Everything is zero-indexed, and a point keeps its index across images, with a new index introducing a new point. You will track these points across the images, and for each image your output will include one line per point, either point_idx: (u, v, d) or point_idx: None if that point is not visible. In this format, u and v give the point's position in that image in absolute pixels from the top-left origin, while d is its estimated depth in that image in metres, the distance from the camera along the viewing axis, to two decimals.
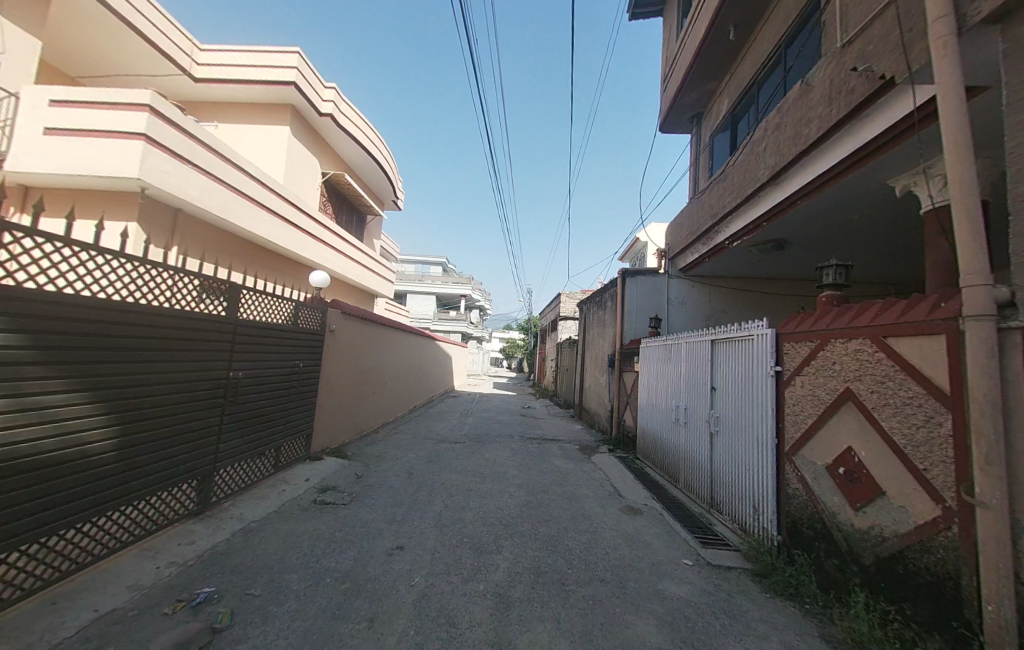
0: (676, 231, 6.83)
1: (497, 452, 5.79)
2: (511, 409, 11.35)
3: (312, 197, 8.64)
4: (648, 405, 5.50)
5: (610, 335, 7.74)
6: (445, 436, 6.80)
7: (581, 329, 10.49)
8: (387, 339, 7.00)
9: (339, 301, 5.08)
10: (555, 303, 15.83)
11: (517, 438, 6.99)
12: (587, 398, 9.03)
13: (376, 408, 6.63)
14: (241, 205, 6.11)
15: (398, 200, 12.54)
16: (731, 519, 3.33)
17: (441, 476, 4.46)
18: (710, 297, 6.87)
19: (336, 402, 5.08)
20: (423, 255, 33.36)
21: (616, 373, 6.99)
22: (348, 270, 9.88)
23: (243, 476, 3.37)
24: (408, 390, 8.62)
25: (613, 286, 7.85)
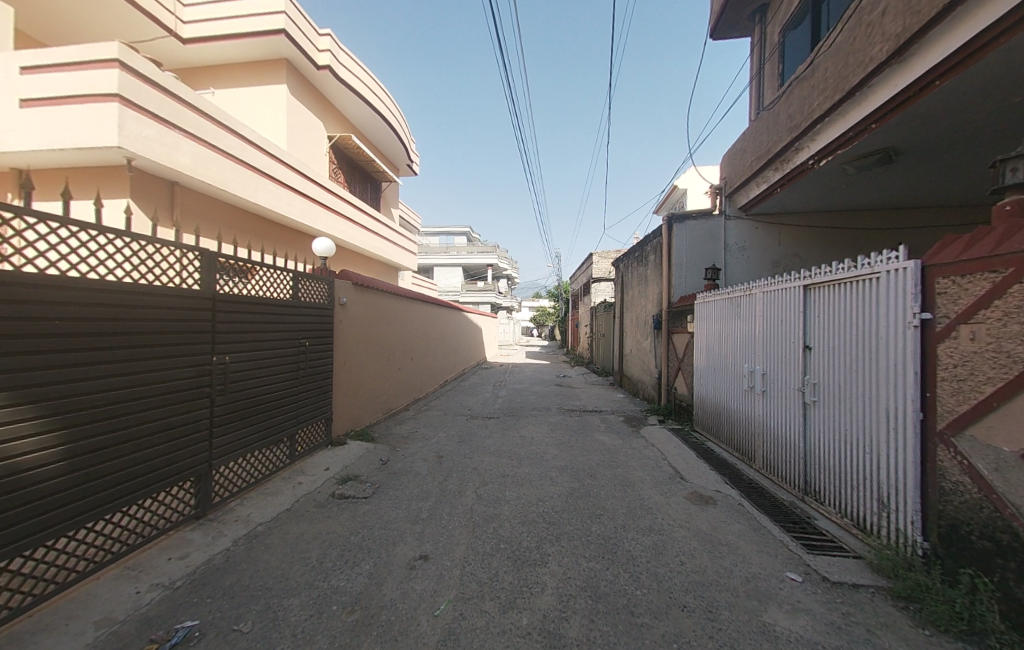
0: (734, 161, 5.66)
1: (534, 428, 5.26)
2: (546, 378, 10.81)
3: (319, 164, 8.04)
4: (710, 371, 4.67)
5: (654, 294, 6.82)
6: (477, 411, 6.35)
7: (618, 289, 9.56)
8: (409, 312, 6.52)
9: (347, 272, 4.53)
10: (587, 264, 14.79)
11: (555, 412, 6.43)
12: (629, 365, 8.28)
13: (403, 385, 6.25)
14: (242, 175, 5.62)
15: (413, 164, 11.75)
16: (842, 514, 2.58)
17: (472, 459, 3.98)
18: (777, 239, 5.75)
19: (357, 382, 4.68)
20: (446, 226, 32.60)
21: (664, 336, 6.15)
22: (366, 242, 9.37)
23: (250, 470, 2.99)
24: (437, 365, 8.22)
25: (656, 237, 6.84)
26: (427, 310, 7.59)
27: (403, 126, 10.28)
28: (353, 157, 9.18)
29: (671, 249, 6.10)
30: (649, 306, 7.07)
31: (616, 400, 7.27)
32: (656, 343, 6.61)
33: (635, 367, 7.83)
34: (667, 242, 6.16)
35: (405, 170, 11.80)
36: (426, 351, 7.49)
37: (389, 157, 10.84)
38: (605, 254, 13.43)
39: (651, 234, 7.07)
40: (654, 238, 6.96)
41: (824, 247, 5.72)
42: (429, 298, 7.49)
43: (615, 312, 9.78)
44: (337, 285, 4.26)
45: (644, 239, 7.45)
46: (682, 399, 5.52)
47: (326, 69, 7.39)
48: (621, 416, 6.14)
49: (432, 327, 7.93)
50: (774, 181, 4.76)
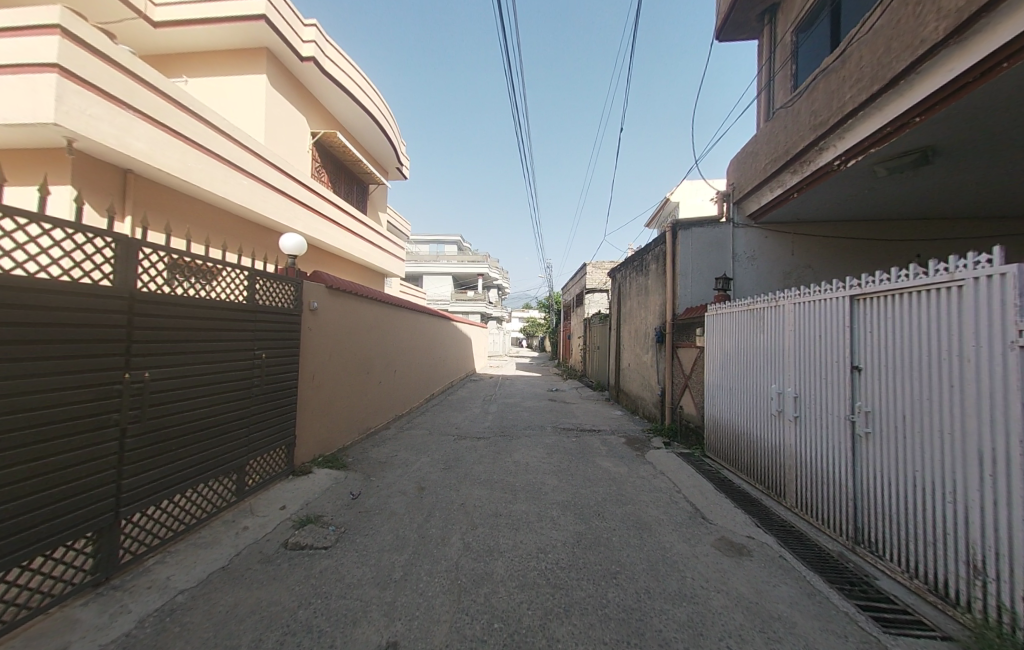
0: (744, 166, 5.34)
1: (528, 452, 4.71)
2: (538, 392, 10.30)
3: (300, 161, 7.52)
4: (726, 391, 4.21)
5: (656, 305, 6.41)
6: (466, 430, 5.79)
7: (614, 300, 9.15)
8: (392, 320, 5.96)
9: (320, 273, 3.99)
10: (580, 275, 14.50)
11: (551, 431, 5.90)
12: (626, 380, 7.84)
13: (383, 401, 5.65)
14: (208, 165, 5.05)
15: (403, 167, 11.32)
16: (924, 576, 2.08)
17: (459, 492, 3.42)
18: (788, 250, 5.43)
19: (328, 399, 4.09)
20: (437, 234, 32.18)
21: (668, 351, 5.73)
22: (349, 245, 8.81)
23: (180, 516, 2.36)
24: (422, 378, 7.63)
25: (658, 245, 6.47)
26: (412, 318, 7.04)
27: (392, 127, 9.85)
28: (339, 156, 8.69)
29: (676, 258, 5.72)
30: (650, 318, 6.65)
31: (615, 418, 6.79)
32: (659, 358, 6.19)
33: (634, 383, 7.37)
34: (672, 250, 5.78)
35: (394, 173, 11.33)
36: (410, 363, 6.91)
37: (378, 159, 10.39)
38: (599, 264, 13.10)
39: (653, 243, 6.70)
40: (655, 247, 6.59)
41: (837, 258, 5.40)
42: (414, 305, 6.94)
43: (611, 324, 9.36)
44: (307, 290, 3.69)
45: (644, 248, 7.08)
46: (690, 419, 5.08)
47: (310, 60, 6.93)
48: (622, 436, 5.65)
49: (418, 336, 7.37)
50: (792, 185, 4.41)
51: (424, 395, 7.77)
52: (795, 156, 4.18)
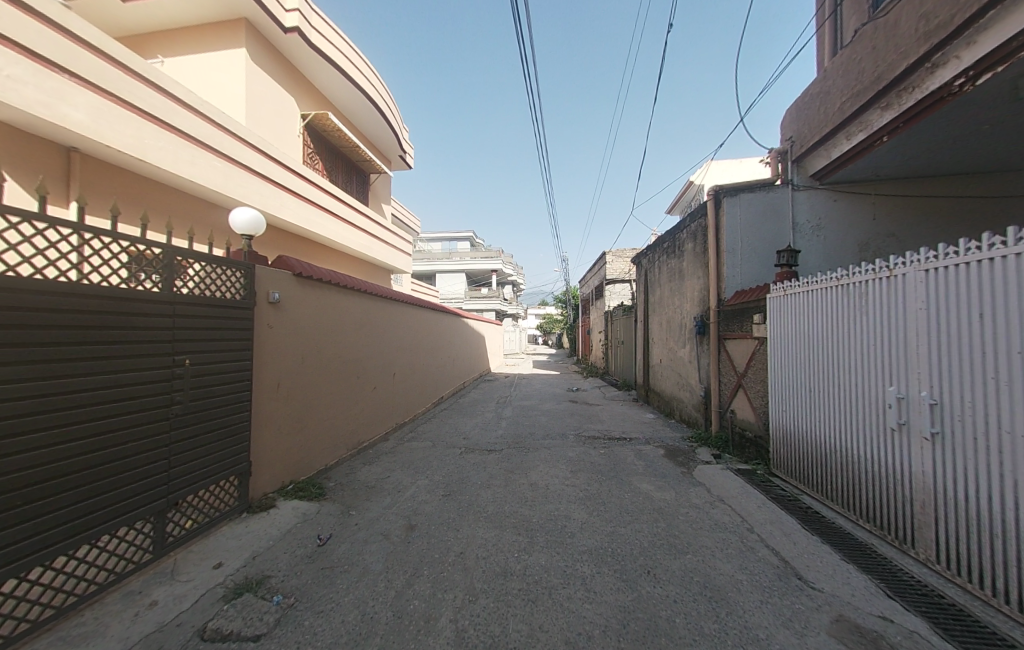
0: (805, 113, 4.31)
1: (547, 470, 3.88)
2: (558, 392, 9.45)
3: (288, 146, 6.86)
4: (803, 395, 3.25)
5: (695, 290, 5.43)
6: (475, 441, 5.00)
7: (640, 289, 8.17)
8: (386, 317, 5.20)
9: (284, 259, 3.24)
10: (599, 265, 13.51)
11: (573, 440, 5.03)
12: (658, 377, 6.89)
13: (380, 409, 4.91)
14: (171, 143, 4.41)
15: (406, 155, 10.61)
16: None
17: (458, 531, 2.62)
18: (863, 215, 4.39)
19: (301, 414, 3.35)
20: (449, 231, 31.65)
21: (713, 344, 4.78)
22: (348, 238, 8.15)
23: (41, 596, 1.63)
24: (428, 380, 6.90)
25: (695, 220, 5.48)
26: (414, 315, 6.29)
27: (391, 109, 9.09)
28: (333, 142, 8.01)
29: (721, 232, 4.75)
30: (688, 305, 5.68)
31: (647, 423, 5.87)
32: (699, 353, 5.24)
33: (668, 382, 6.42)
34: (715, 223, 4.81)
35: (397, 161, 10.60)
36: (413, 365, 6.17)
37: (379, 146, 9.71)
38: (620, 252, 12.07)
39: (687, 218, 5.71)
40: (691, 223, 5.60)
41: (928, 223, 4.33)
42: (416, 299, 6.17)
43: (637, 316, 8.38)
44: (259, 283, 2.87)
45: (677, 225, 6.09)
46: (746, 427, 4.13)
47: (294, 32, 6.21)
48: (659, 446, 4.74)
49: (421, 336, 6.62)
50: (880, 128, 3.37)
51: (431, 398, 7.04)
52: (887, 84, 3.15)
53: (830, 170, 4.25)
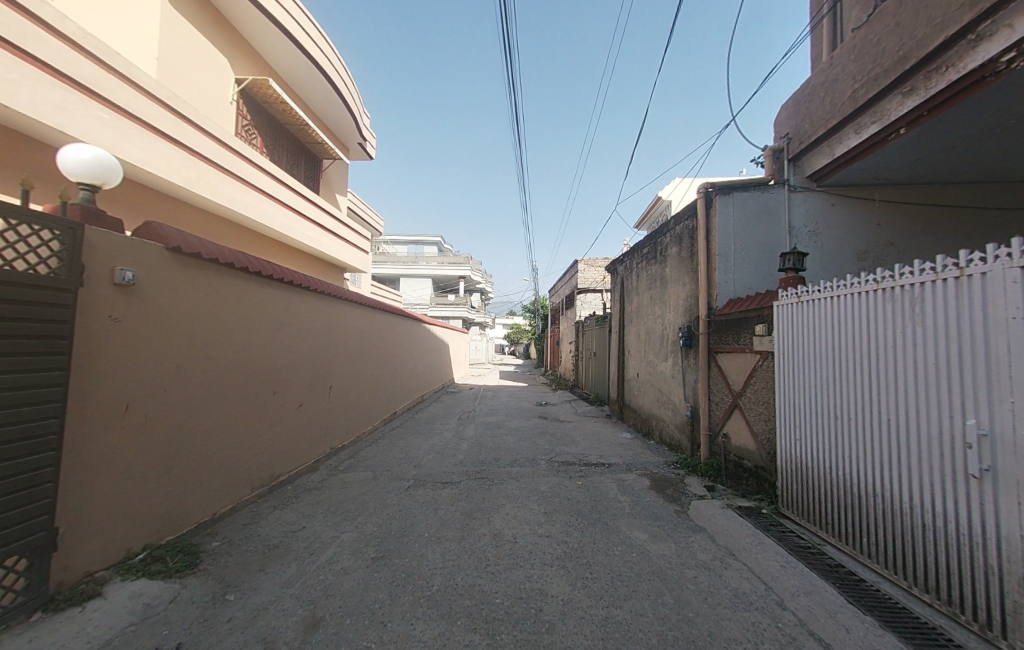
0: (812, 106, 3.89)
1: (514, 512, 3.09)
2: (525, 407, 8.71)
3: (218, 113, 5.74)
4: (824, 423, 2.70)
5: (681, 297, 4.91)
6: (427, 469, 4.13)
7: (615, 298, 7.67)
8: (319, 316, 4.23)
9: (155, 227, 2.28)
10: (570, 274, 13.09)
11: (544, 468, 4.28)
12: (635, 393, 6.33)
13: (307, 432, 3.92)
14: (28, 77, 3.16)
15: (366, 143, 9.65)
16: None
17: (386, 626, 1.77)
18: (859, 221, 4.07)
19: (170, 450, 2.35)
20: (416, 234, 30.46)
21: (701, 359, 4.25)
22: (290, 227, 7.08)
23: None
24: (377, 393, 5.92)
25: (680, 222, 5.00)
26: (358, 316, 5.33)
27: (349, 88, 8.10)
28: (277, 117, 6.94)
29: (712, 234, 4.26)
30: (671, 314, 5.16)
31: (625, 445, 5.24)
32: (684, 367, 4.71)
33: (646, 398, 5.86)
34: (706, 224, 4.32)
35: (355, 147, 9.55)
36: (357, 375, 5.20)
37: (334, 129, 8.69)
38: (592, 261, 11.63)
39: (671, 220, 5.23)
40: (676, 225, 5.12)
41: (922, 233, 4.10)
42: (360, 297, 5.23)
43: (611, 326, 7.86)
44: (91, 259, 1.88)
45: (659, 229, 5.60)
46: (744, 456, 3.57)
47: None
48: (642, 475, 4.10)
49: (367, 341, 5.65)
50: (899, 118, 3.07)
51: (381, 415, 6.06)
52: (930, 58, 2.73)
53: (828, 172, 3.89)
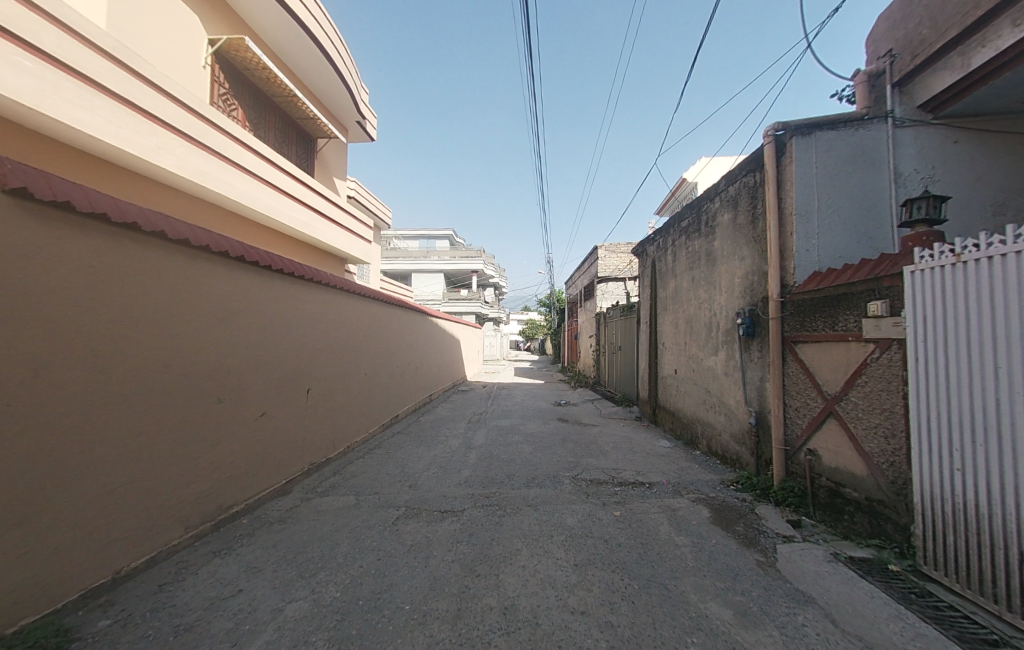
0: (933, 1, 2.81)
1: (533, 565, 2.23)
2: (543, 407, 7.84)
3: (187, 78, 5.02)
4: (999, 447, 1.75)
5: (736, 275, 3.92)
6: (423, 492, 3.32)
7: (644, 283, 6.69)
8: (283, 304, 3.45)
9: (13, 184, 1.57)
10: (589, 262, 12.07)
11: (569, 489, 3.40)
12: (672, 394, 5.36)
13: (272, 446, 3.15)
14: None
15: (366, 122, 8.85)
16: None
17: None
18: (992, 162, 3.02)
19: (17, 490, 1.58)
20: (427, 227, 29.80)
21: (772, 351, 3.29)
22: (278, 210, 6.37)
23: None
24: (371, 395, 5.14)
25: (733, 182, 4.01)
26: (341, 305, 4.55)
27: (342, 58, 7.27)
28: (261, 86, 6.20)
29: (785, 190, 3.29)
30: (722, 297, 4.17)
31: (666, 458, 4.31)
32: (742, 363, 3.75)
33: (688, 400, 4.89)
34: (775, 177, 3.34)
35: (353, 127, 8.78)
36: (343, 375, 4.42)
37: (330, 105, 7.91)
38: (613, 246, 10.56)
39: (720, 181, 4.24)
40: (728, 186, 4.12)
41: None
42: (341, 282, 4.44)
43: (640, 316, 6.87)
44: None
45: (702, 194, 4.61)
46: (845, 483, 2.62)
47: None
48: (698, 502, 3.18)
49: (356, 335, 4.86)
50: None
51: (377, 420, 5.29)
52: None
53: (955, 97, 2.83)
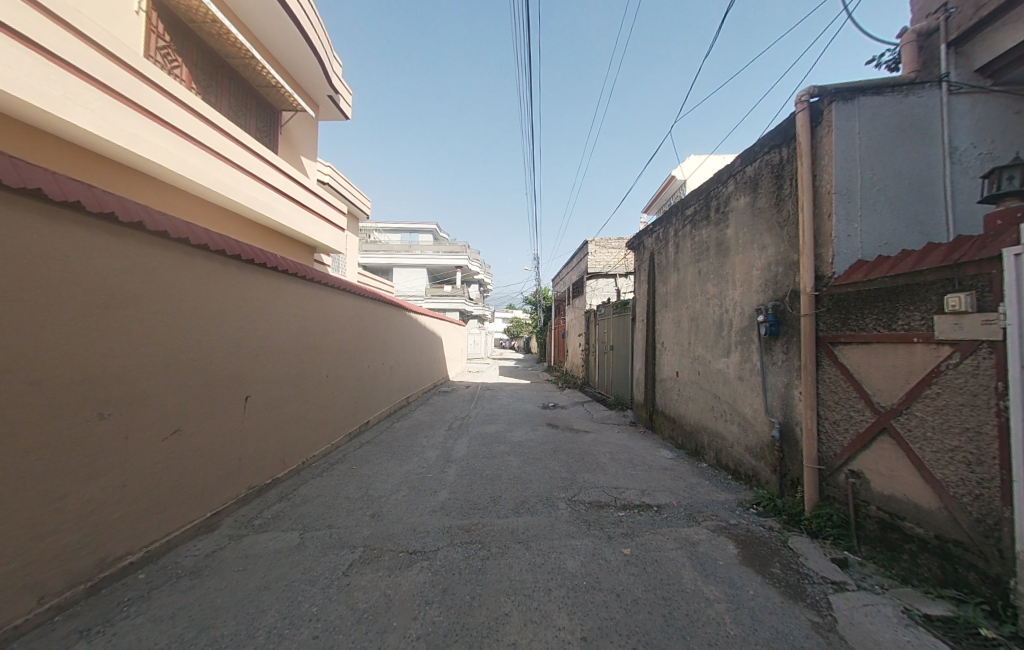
0: None
1: (527, 641, 1.65)
2: (529, 411, 7.27)
3: (115, 25, 4.09)
4: None
5: (756, 265, 3.43)
6: (387, 524, 2.69)
7: (640, 278, 6.20)
8: (213, 291, 2.69)
9: None
10: (578, 258, 11.60)
11: (565, 517, 2.84)
12: (673, 399, 4.88)
13: (188, 473, 2.42)
14: None
15: (339, 99, 8.02)
16: None
17: None
18: None
19: None
20: (409, 221, 28.79)
21: (803, 353, 2.81)
22: (234, 190, 5.49)
23: None
24: (333, 401, 4.44)
25: (753, 160, 3.51)
26: (296, 296, 3.81)
27: (312, 22, 6.45)
28: (210, 42, 5.35)
29: (821, 165, 2.80)
30: (736, 291, 3.69)
31: (671, 473, 3.81)
32: (762, 366, 3.27)
33: (693, 406, 4.41)
34: (810, 150, 2.85)
35: (325, 103, 7.95)
36: (295, 380, 3.70)
37: (297, 77, 7.05)
38: (603, 241, 10.05)
39: (736, 161, 3.74)
40: (744, 166, 3.63)
41: None
42: (294, 268, 3.70)
43: (635, 313, 6.39)
44: None
45: (712, 178, 4.11)
46: (906, 516, 2.17)
47: None
48: (719, 532, 2.66)
49: (314, 332, 4.12)
50: None
51: (341, 430, 4.58)
52: None
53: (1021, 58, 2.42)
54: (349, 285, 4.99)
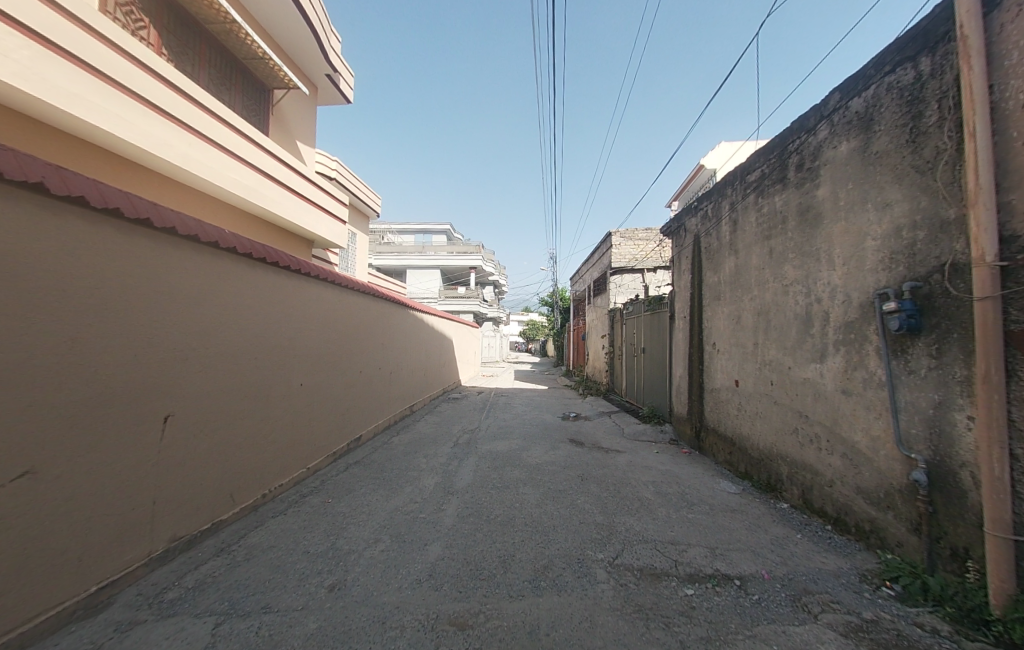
0: None
1: None
2: (549, 423, 6.36)
3: None
4: None
5: (872, 234, 2.46)
6: (349, 606, 1.85)
7: (680, 268, 5.22)
8: (106, 271, 1.89)
9: None
10: (599, 252, 10.65)
11: (610, 596, 1.94)
12: (732, 415, 3.89)
13: (56, 537, 1.63)
14: None
15: (339, 81, 7.39)
16: None
17: None
18: None
19: None
20: (423, 222, 28.35)
21: (978, 357, 1.82)
22: (212, 169, 4.83)
23: None
24: (310, 416, 3.63)
25: (865, 88, 2.56)
26: (254, 285, 3.01)
27: None
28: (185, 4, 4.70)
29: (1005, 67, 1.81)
30: (837, 273, 2.72)
31: (744, 519, 2.84)
32: (890, 377, 2.30)
33: (764, 427, 3.42)
34: (984, 49, 1.84)
35: (327, 86, 7.33)
36: (253, 391, 2.89)
37: (292, 55, 6.42)
38: (629, 233, 9.05)
39: (835, 94, 2.80)
40: (849, 99, 2.69)
41: None
42: (250, 250, 2.90)
43: (674, 310, 5.40)
44: None
45: (793, 124, 3.16)
46: None
47: None
48: (857, 638, 1.70)
49: (283, 331, 3.32)
50: None
51: (322, 450, 3.78)
52: None
53: None
54: (333, 276, 4.19)
